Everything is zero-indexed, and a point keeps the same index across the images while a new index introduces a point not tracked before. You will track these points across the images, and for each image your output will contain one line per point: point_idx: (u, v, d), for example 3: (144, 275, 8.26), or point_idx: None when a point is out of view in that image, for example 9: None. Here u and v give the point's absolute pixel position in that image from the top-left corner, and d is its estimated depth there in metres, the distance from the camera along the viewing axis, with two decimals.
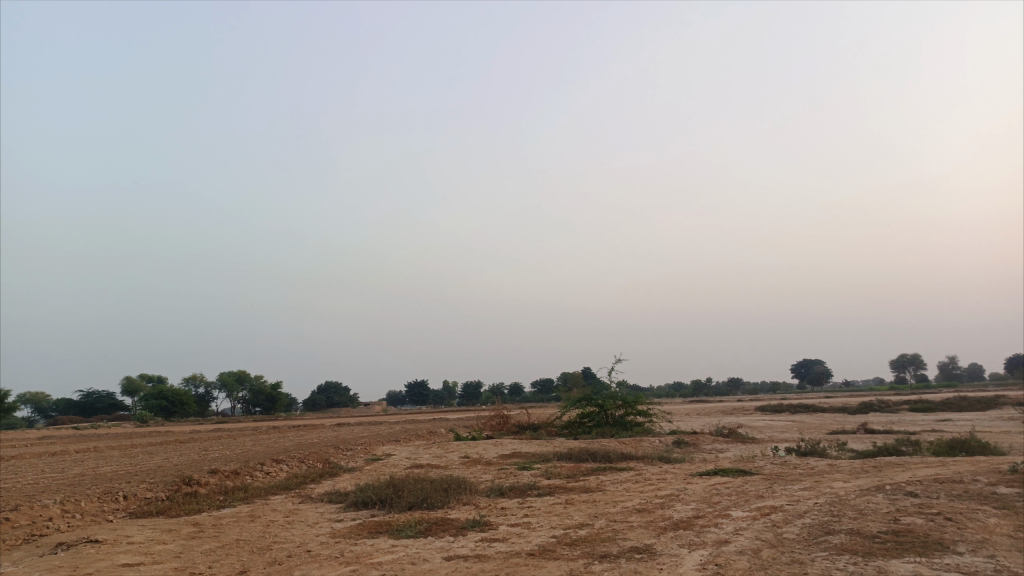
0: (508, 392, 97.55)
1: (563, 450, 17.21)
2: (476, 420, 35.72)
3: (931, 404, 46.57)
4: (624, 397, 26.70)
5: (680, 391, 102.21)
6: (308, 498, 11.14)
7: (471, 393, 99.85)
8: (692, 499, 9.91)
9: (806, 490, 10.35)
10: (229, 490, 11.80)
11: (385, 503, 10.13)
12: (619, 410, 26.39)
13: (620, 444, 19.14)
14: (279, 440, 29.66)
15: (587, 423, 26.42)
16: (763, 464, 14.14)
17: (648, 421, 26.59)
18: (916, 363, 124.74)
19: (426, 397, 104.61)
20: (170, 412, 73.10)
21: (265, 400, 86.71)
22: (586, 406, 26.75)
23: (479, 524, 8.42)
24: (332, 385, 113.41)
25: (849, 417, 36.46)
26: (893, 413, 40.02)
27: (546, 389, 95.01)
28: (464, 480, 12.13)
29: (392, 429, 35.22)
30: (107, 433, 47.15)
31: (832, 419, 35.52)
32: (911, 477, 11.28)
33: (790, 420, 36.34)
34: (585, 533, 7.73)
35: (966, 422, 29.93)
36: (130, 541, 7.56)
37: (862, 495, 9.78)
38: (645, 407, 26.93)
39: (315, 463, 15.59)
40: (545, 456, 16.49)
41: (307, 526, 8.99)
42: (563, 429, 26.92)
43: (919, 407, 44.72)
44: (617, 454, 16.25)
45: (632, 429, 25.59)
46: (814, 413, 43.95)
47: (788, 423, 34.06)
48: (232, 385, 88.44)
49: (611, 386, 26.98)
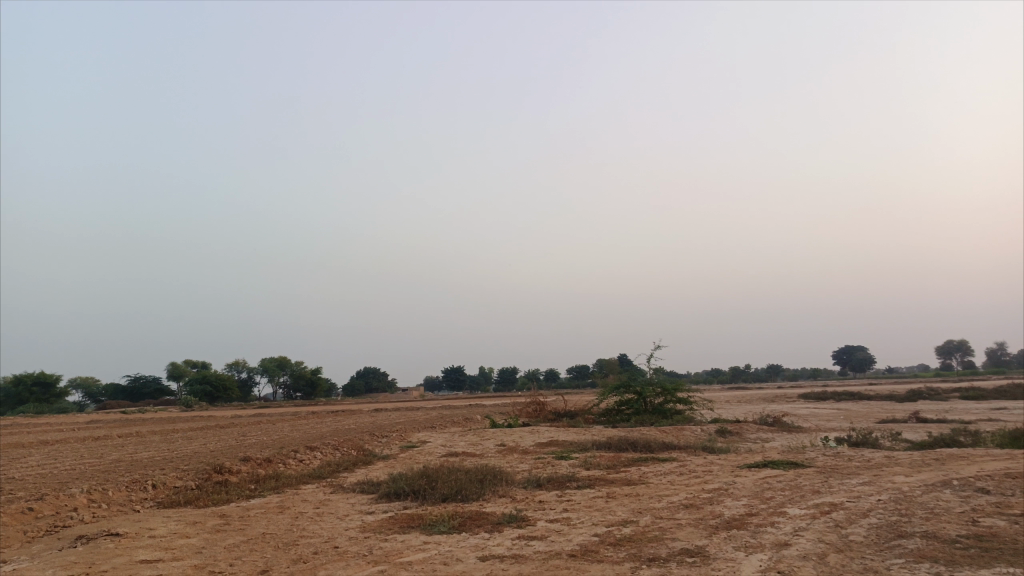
0: (544, 378, 97.20)
1: (601, 439, 16.67)
2: (512, 407, 35.38)
3: (984, 392, 44.68)
4: (664, 384, 25.98)
5: (718, 377, 100.79)
6: (339, 487, 10.79)
7: (507, 378, 99.71)
8: (743, 494, 9.28)
9: (866, 485, 9.63)
10: (260, 479, 11.52)
11: (417, 495, 9.71)
12: (658, 398, 25.69)
13: (661, 433, 18.52)
14: (315, 426, 29.65)
15: (625, 411, 25.81)
16: (815, 455, 13.38)
17: (688, 408, 25.86)
18: (964, 350, 121.09)
19: (462, 384, 104.83)
20: (213, 397, 74.37)
21: (304, 385, 87.69)
22: (624, 394, 26.14)
23: (516, 519, 7.93)
24: (370, 371, 114.33)
25: (898, 406, 35.13)
26: (944, 401, 38.46)
27: (581, 375, 94.41)
28: (500, 471, 11.67)
29: (429, 415, 35.03)
30: (152, 417, 48.06)
31: (881, 407, 34.30)
32: (980, 471, 10.47)
33: (836, 408, 35.22)
34: (629, 532, 7.20)
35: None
36: (152, 534, 7.26)
37: (929, 491, 9.05)
38: (685, 394, 26.20)
39: (348, 450, 15.30)
40: (584, 445, 15.95)
41: (336, 518, 8.61)
42: (600, 417, 26.34)
43: (971, 394, 43.11)
44: (658, 443, 15.65)
45: (672, 417, 24.89)
46: (859, 400, 42.62)
47: (835, 410, 33.00)
48: (272, 370, 89.80)
49: (650, 373, 26.29)
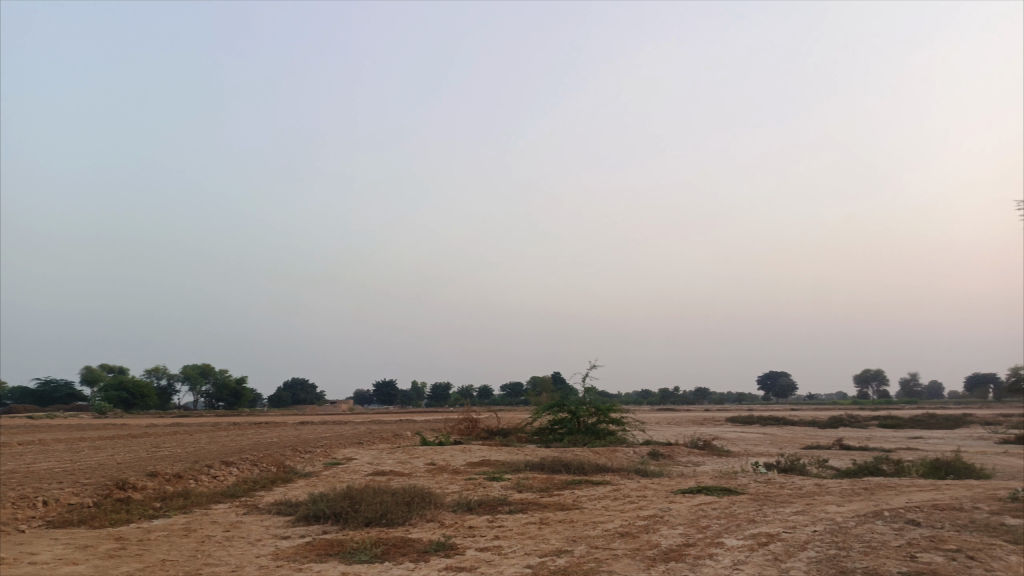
0: (477, 395, 96.56)
1: (534, 460, 16.29)
2: (444, 423, 34.68)
3: (900, 421, 46.46)
4: (597, 404, 25.84)
5: (648, 398, 102.19)
6: (253, 508, 10.04)
7: (439, 394, 98.63)
8: (679, 522, 9.01)
9: (801, 515, 9.50)
10: (166, 497, 10.65)
11: (338, 518, 9.09)
12: (591, 417, 25.53)
13: (594, 454, 18.26)
14: (235, 439, 28.36)
15: (558, 430, 25.52)
16: (747, 482, 13.31)
17: (621, 429, 25.77)
18: (880, 379, 126.39)
19: (393, 398, 103.14)
20: (129, 404, 70.89)
21: (228, 395, 84.58)
22: (557, 413, 25.87)
23: (443, 547, 7.43)
24: (298, 381, 111.35)
25: (821, 432, 36.02)
26: (864, 429, 39.63)
27: (515, 392, 94.19)
28: (429, 492, 11.12)
29: (357, 430, 33.99)
30: (60, 423, 45.19)
31: (805, 433, 35.12)
32: (909, 502, 10.51)
33: (763, 433, 35.85)
34: (563, 564, 6.78)
35: (939, 441, 29.67)
36: (32, 561, 6.45)
37: (863, 522, 8.96)
38: (618, 414, 26.11)
39: (268, 467, 14.46)
40: (515, 465, 15.54)
41: (247, 544, 7.91)
42: (533, 436, 26.00)
43: (888, 423, 44.68)
44: (591, 465, 15.37)
45: (604, 438, 24.75)
46: (784, 426, 43.64)
47: (761, 435, 33.56)
48: (195, 378, 86.41)
49: (584, 393, 26.13)
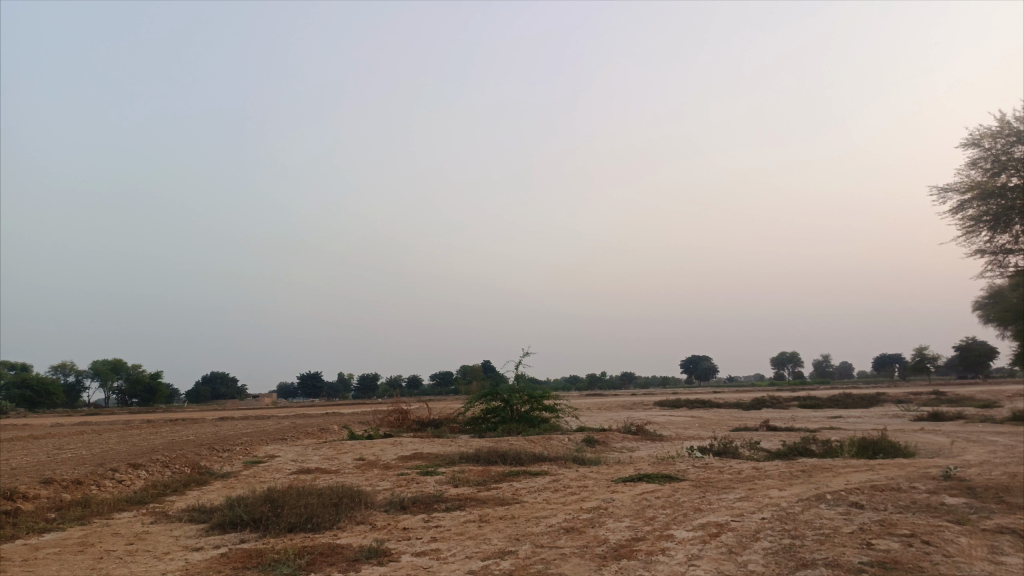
0: (405, 385, 95.28)
1: (469, 451, 15.73)
2: (372, 415, 33.75)
3: (819, 401, 48.18)
4: (530, 392, 25.52)
5: (576, 384, 103.19)
6: (161, 517, 9.09)
7: (366, 385, 96.88)
8: (624, 514, 8.60)
9: (746, 501, 9.26)
10: (62, 507, 9.56)
11: (258, 525, 8.29)
12: (525, 405, 25.19)
13: (530, 443, 17.84)
14: (148, 438, 26.66)
15: (491, 419, 25.06)
16: (686, 467, 13.12)
17: (554, 416, 25.52)
18: (796, 361, 131.59)
19: (319, 389, 100.72)
20: (33, 402, 66.57)
21: (142, 391, 80.56)
22: (490, 401, 25.40)
23: (376, 553, 6.77)
24: (219, 375, 107.25)
25: (746, 414, 36.93)
26: (786, 410, 40.79)
27: (444, 381, 93.38)
28: (358, 491, 10.40)
29: (281, 424, 32.67)
30: None
31: (731, 416, 35.84)
32: (848, 484, 10.48)
33: (691, 416, 36.37)
34: (507, 567, 6.24)
35: (859, 420, 30.70)
36: None
37: (809, 508, 8.77)
38: (551, 401, 25.86)
39: (182, 468, 13.38)
40: (449, 458, 14.93)
41: (153, 558, 7.04)
42: (466, 426, 25.46)
43: (808, 403, 46.21)
44: (528, 454, 14.91)
45: (538, 426, 24.43)
46: (710, 409, 44.55)
47: (690, 419, 33.96)
48: (106, 374, 82.04)
49: (517, 381, 25.76)
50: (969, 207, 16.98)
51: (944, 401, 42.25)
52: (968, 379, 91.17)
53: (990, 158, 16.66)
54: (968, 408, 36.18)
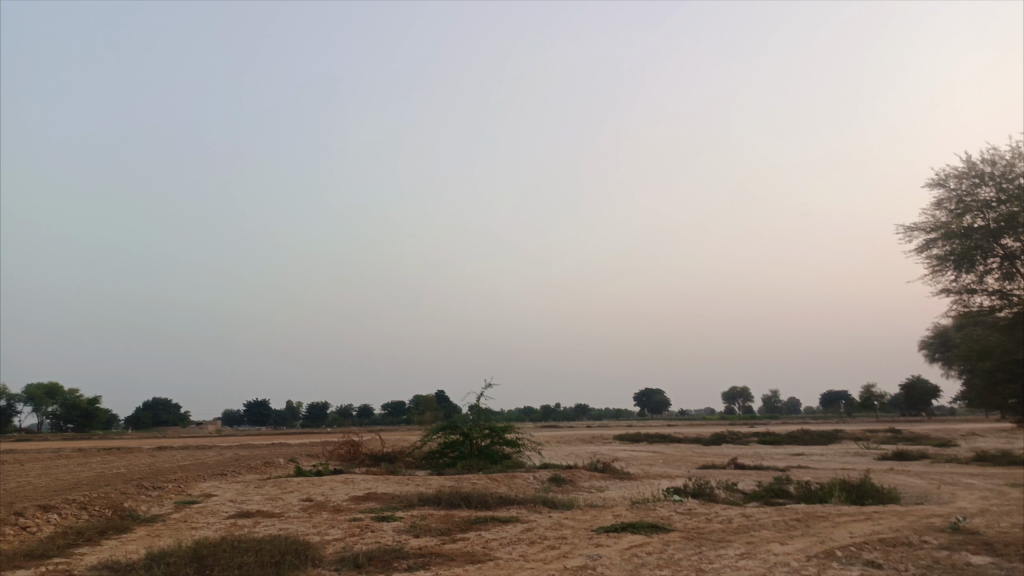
0: (356, 415, 92.72)
1: (429, 492, 14.38)
2: (322, 447, 31.97)
3: (777, 437, 47.84)
4: (491, 426, 24.24)
5: (530, 415, 101.78)
6: None
7: (317, 414, 93.95)
8: None
9: (751, 559, 8.15)
10: None
11: None
12: (484, 440, 23.89)
13: (493, 483, 16.56)
14: (75, 470, 24.46)
15: (449, 454, 23.66)
16: (669, 513, 12.02)
17: (516, 451, 24.25)
18: (746, 396, 132.50)
19: (266, 418, 97.25)
20: None
21: (77, 416, 76.41)
22: (448, 435, 24.01)
23: None
24: (161, 401, 102.93)
25: (708, 450, 36.27)
26: (746, 446, 40.23)
27: (396, 411, 91.13)
28: (304, 543, 9.00)
29: (223, 456, 30.59)
30: None
31: (693, 452, 35.03)
32: (854, 537, 9.49)
33: (653, 452, 35.39)
34: None
35: (823, 459, 30.12)
36: None
37: (825, 569, 7.70)
38: (512, 436, 24.59)
39: (102, 512, 11.73)
40: (407, 500, 13.54)
41: None
42: (422, 461, 23.99)
43: (766, 439, 45.71)
44: (493, 496, 13.59)
45: (499, 462, 23.15)
46: (669, 444, 43.77)
47: (653, 455, 33.04)
48: (39, 398, 77.77)
49: (477, 413, 24.44)
50: (934, 247, 17.05)
51: (899, 440, 42.39)
52: (911, 417, 92.98)
53: (956, 198, 16.84)
54: (925, 447, 36.03)
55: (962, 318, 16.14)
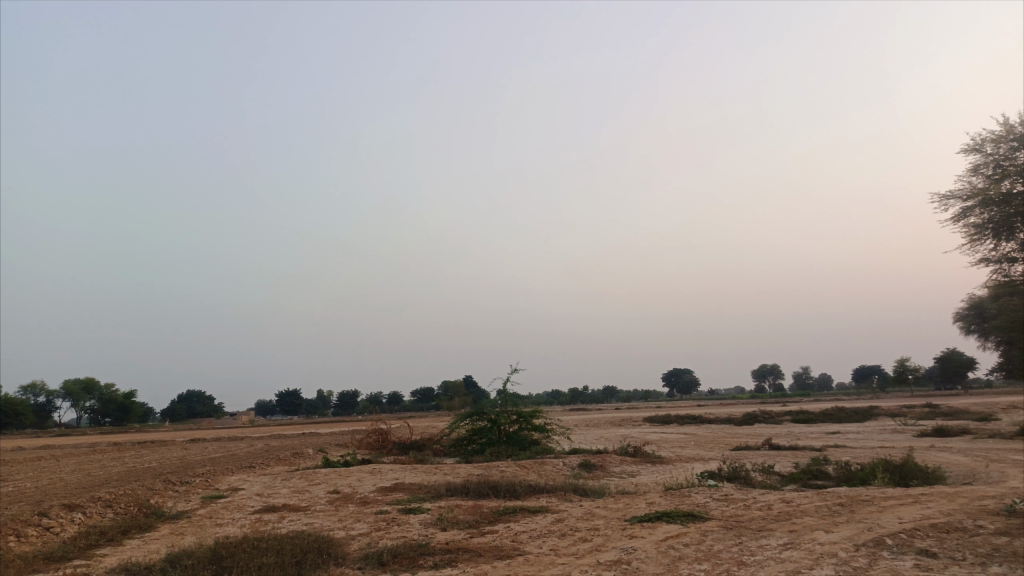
0: (385, 402, 93.28)
1: (456, 482, 14.11)
2: (351, 436, 31.96)
3: (811, 415, 46.95)
4: (518, 411, 23.93)
5: (558, 399, 101.58)
6: None
7: (347, 402, 94.67)
8: (654, 571, 7.02)
9: (796, 550, 7.69)
10: None
11: None
12: (512, 426, 23.59)
13: (522, 470, 16.26)
14: (108, 465, 24.66)
15: (477, 441, 23.41)
16: (704, 499, 11.59)
17: (544, 437, 23.94)
18: (776, 374, 130.91)
19: (297, 407, 98.28)
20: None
21: (115, 410, 77.78)
22: (475, 422, 23.75)
23: None
24: (195, 393, 104.50)
25: (741, 430, 35.67)
26: (779, 425, 39.56)
27: (425, 397, 91.52)
28: (327, 540, 8.71)
29: (253, 448, 30.71)
30: None
31: (725, 432, 34.49)
32: (903, 522, 8.98)
33: (684, 434, 34.86)
34: None
35: (860, 437, 29.40)
36: None
37: (876, 560, 7.22)
38: (541, 421, 24.28)
39: (127, 509, 11.59)
40: (435, 490, 13.27)
41: None
42: (451, 449, 23.79)
43: (800, 418, 44.92)
44: (522, 485, 13.25)
45: (528, 448, 22.87)
46: (700, 425, 43.18)
47: (684, 436, 32.59)
48: (77, 394, 79.26)
49: (504, 399, 24.14)
50: (971, 216, 16.64)
51: (937, 415, 41.32)
52: (947, 391, 91.19)
53: (992, 164, 16.27)
54: (965, 422, 35.05)
55: (1001, 287, 15.71)
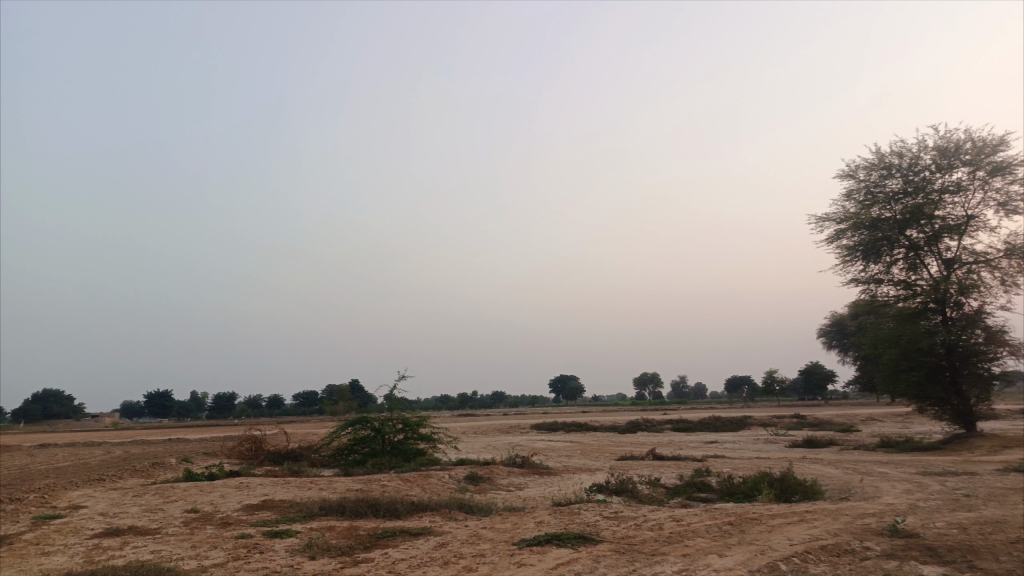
0: (264, 405, 89.18)
1: (331, 499, 13.01)
2: (222, 444, 29.79)
3: (690, 424, 48.56)
4: (404, 419, 22.93)
5: (447, 404, 100.69)
6: None
7: (223, 405, 89.71)
8: None
9: None
10: None
11: None
12: (398, 435, 22.56)
13: (405, 484, 15.33)
14: None
15: (358, 451, 22.20)
16: (593, 518, 11.11)
17: (430, 446, 23.05)
18: (656, 382, 135.57)
19: (168, 409, 92.24)
20: None
21: None
22: (357, 431, 22.52)
23: None
24: (52, 392, 96.07)
25: (626, 439, 36.12)
26: (661, 434, 40.54)
27: (308, 401, 88.10)
28: None
29: (109, 456, 27.97)
30: None
31: (611, 441, 34.82)
32: (794, 544, 8.80)
33: (571, 442, 34.93)
34: None
35: (738, 447, 30.41)
36: None
37: None
38: (426, 430, 23.36)
39: None
40: (307, 508, 12.15)
41: None
42: (329, 459, 22.43)
43: (681, 426, 46.30)
44: (404, 502, 12.34)
45: (412, 459, 21.90)
46: (586, 432, 43.54)
47: (570, 445, 32.57)
48: None
49: (390, 405, 23.10)
50: None
51: (805, 426, 43.72)
52: (810, 402, 97.49)
53: None
54: (831, 433, 37.08)
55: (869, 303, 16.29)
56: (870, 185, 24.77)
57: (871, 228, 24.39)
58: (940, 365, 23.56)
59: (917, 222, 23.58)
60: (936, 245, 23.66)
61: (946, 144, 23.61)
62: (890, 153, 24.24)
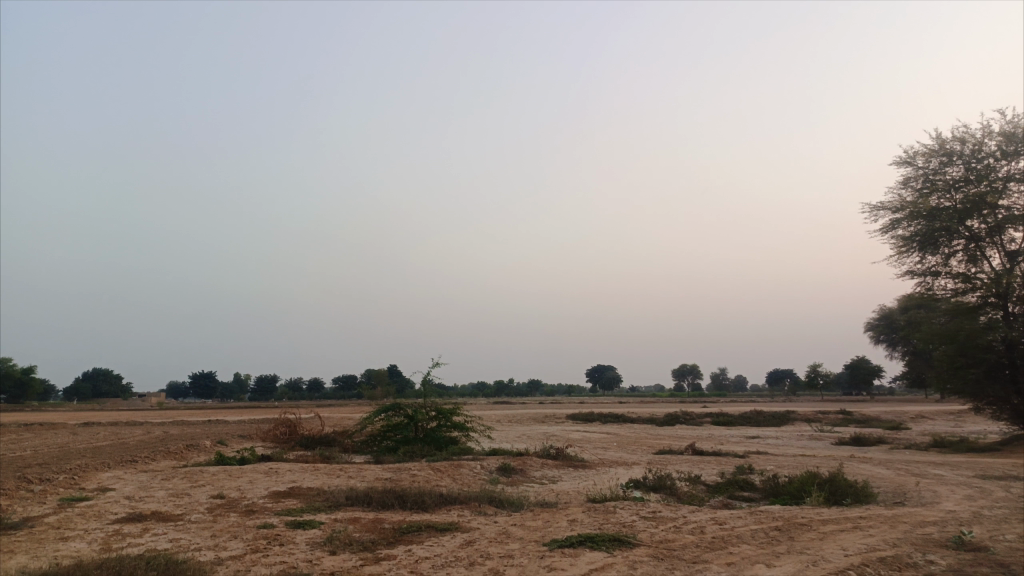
0: (305, 388, 90.22)
1: (357, 488, 12.63)
2: (260, 426, 29.86)
3: (730, 418, 47.47)
4: (438, 407, 22.56)
5: (484, 391, 100.62)
6: None
7: (265, 387, 91.07)
8: None
9: None
10: None
11: None
12: (431, 422, 22.23)
13: (435, 475, 14.90)
14: None
15: (391, 438, 21.91)
16: (630, 518, 10.50)
17: (463, 436, 22.65)
18: (695, 373, 133.70)
19: (212, 390, 94.02)
20: None
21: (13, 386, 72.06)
22: (390, 417, 22.21)
23: None
24: (102, 372, 98.74)
25: (665, 432, 35.27)
26: (701, 427, 39.61)
27: (348, 385, 88.88)
28: (182, 569, 7.10)
29: (149, 436, 28.25)
30: None
31: (650, 433, 34.03)
32: (849, 555, 8.08)
33: (608, 434, 34.23)
34: None
35: (781, 443, 29.41)
36: None
37: None
38: (460, 419, 22.96)
39: None
40: (333, 498, 11.79)
41: None
42: (362, 446, 22.19)
43: (721, 420, 45.22)
44: (433, 494, 11.89)
45: (445, 448, 21.53)
46: (623, 424, 42.82)
47: (607, 437, 31.89)
48: None
49: (424, 392, 22.75)
50: None
51: (851, 422, 42.32)
52: (855, 397, 94.92)
53: None
54: (879, 431, 35.65)
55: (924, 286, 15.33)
56: (929, 173, 23.62)
57: (928, 218, 23.14)
58: (998, 362, 22.24)
59: (977, 212, 22.22)
60: (998, 236, 22.21)
61: (1013, 129, 22.16)
62: (951, 139, 22.93)
